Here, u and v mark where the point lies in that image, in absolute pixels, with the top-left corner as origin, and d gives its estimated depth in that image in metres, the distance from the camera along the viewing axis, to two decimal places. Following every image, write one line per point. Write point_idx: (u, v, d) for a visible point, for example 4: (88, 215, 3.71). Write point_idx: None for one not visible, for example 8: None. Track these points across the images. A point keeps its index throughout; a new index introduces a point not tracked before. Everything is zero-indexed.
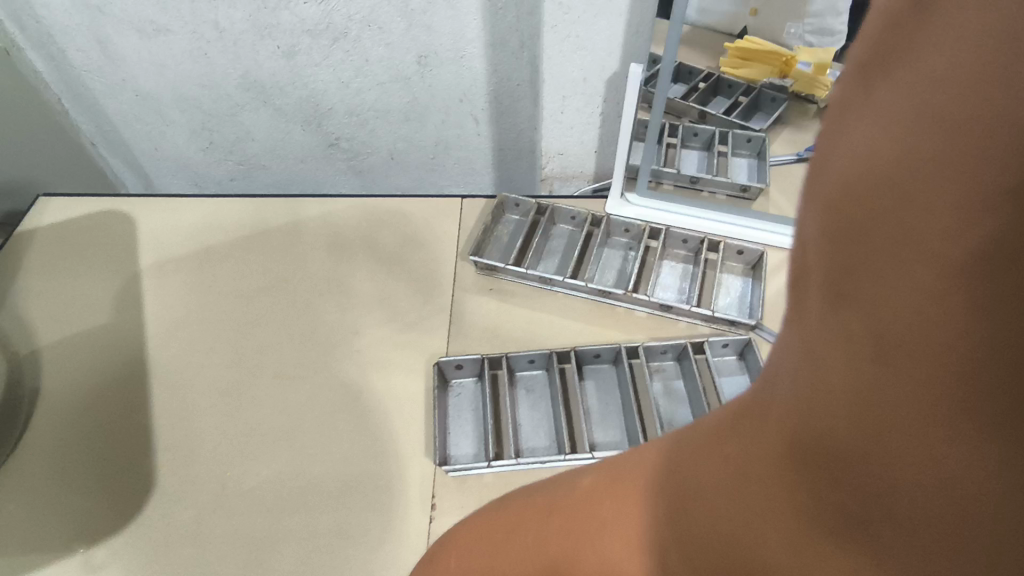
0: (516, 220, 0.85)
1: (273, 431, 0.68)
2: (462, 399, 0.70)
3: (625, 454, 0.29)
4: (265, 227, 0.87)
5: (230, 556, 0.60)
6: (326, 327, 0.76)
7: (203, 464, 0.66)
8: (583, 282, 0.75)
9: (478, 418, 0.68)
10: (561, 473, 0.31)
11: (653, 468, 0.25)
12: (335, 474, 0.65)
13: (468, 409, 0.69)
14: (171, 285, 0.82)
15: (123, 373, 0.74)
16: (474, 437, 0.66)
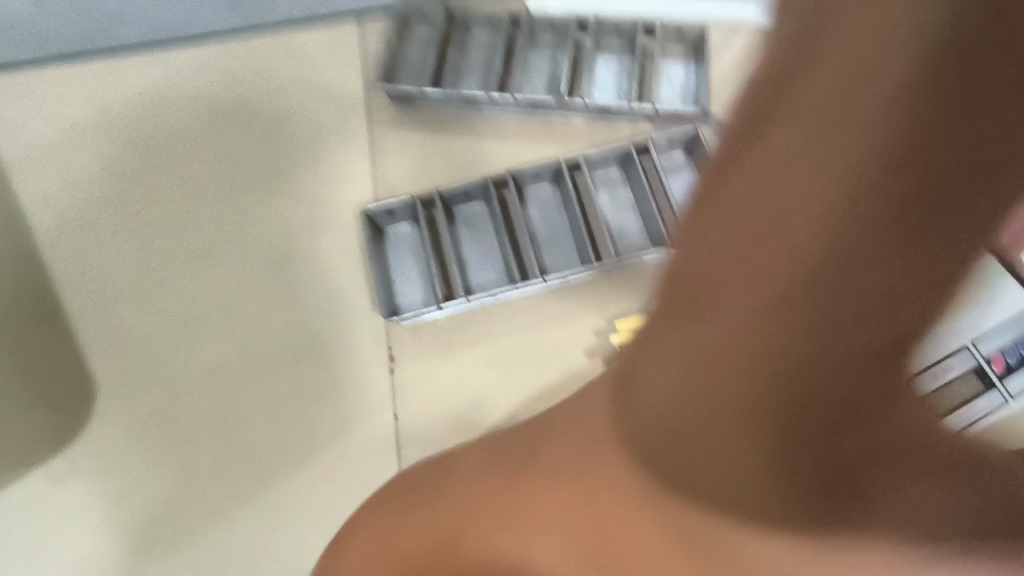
0: (425, 32, 0.73)
1: (209, 312, 0.64)
2: (399, 245, 0.64)
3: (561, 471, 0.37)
4: (131, 85, 0.73)
5: (200, 439, 0.60)
6: (237, 192, 0.68)
7: (142, 359, 0.62)
8: (512, 97, 0.68)
9: (419, 262, 0.63)
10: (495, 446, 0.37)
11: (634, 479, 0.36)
12: (287, 342, 0.62)
13: (408, 254, 0.64)
14: (38, 173, 0.69)
15: (17, 281, 0.65)
16: (422, 281, 0.63)
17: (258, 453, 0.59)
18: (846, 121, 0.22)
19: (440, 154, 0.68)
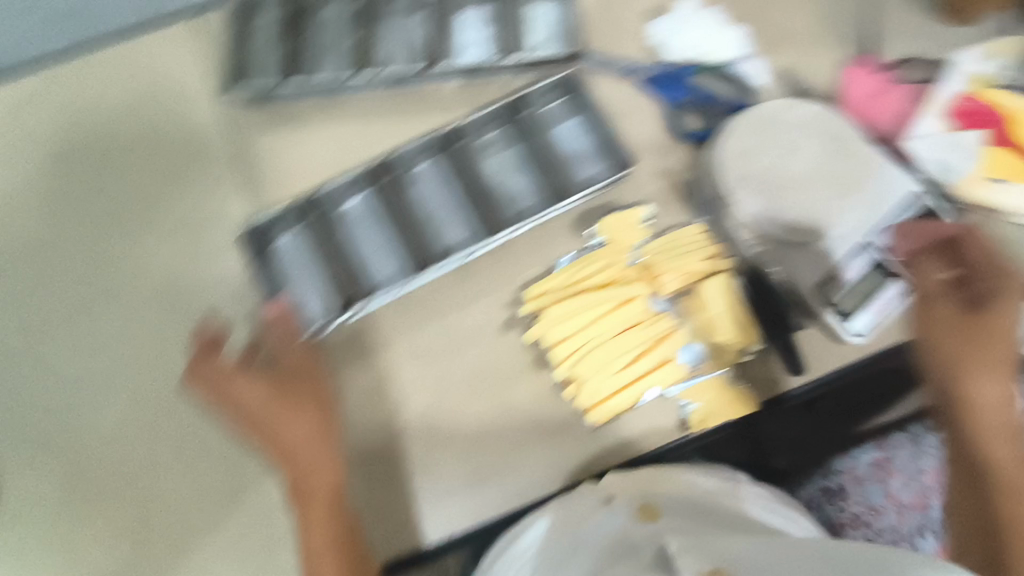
0: (272, 14, 0.67)
1: (98, 376, 0.59)
2: (275, 248, 0.61)
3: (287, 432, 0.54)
4: None
5: (118, 513, 0.56)
6: (95, 243, 0.62)
7: (35, 440, 0.57)
8: (374, 73, 0.65)
9: (298, 265, 0.60)
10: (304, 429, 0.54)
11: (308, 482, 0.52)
12: (186, 387, 0.58)
13: (286, 259, 0.61)
14: None
15: None
16: (310, 280, 0.60)
17: (182, 512, 0.56)
18: None
19: (310, 148, 0.65)
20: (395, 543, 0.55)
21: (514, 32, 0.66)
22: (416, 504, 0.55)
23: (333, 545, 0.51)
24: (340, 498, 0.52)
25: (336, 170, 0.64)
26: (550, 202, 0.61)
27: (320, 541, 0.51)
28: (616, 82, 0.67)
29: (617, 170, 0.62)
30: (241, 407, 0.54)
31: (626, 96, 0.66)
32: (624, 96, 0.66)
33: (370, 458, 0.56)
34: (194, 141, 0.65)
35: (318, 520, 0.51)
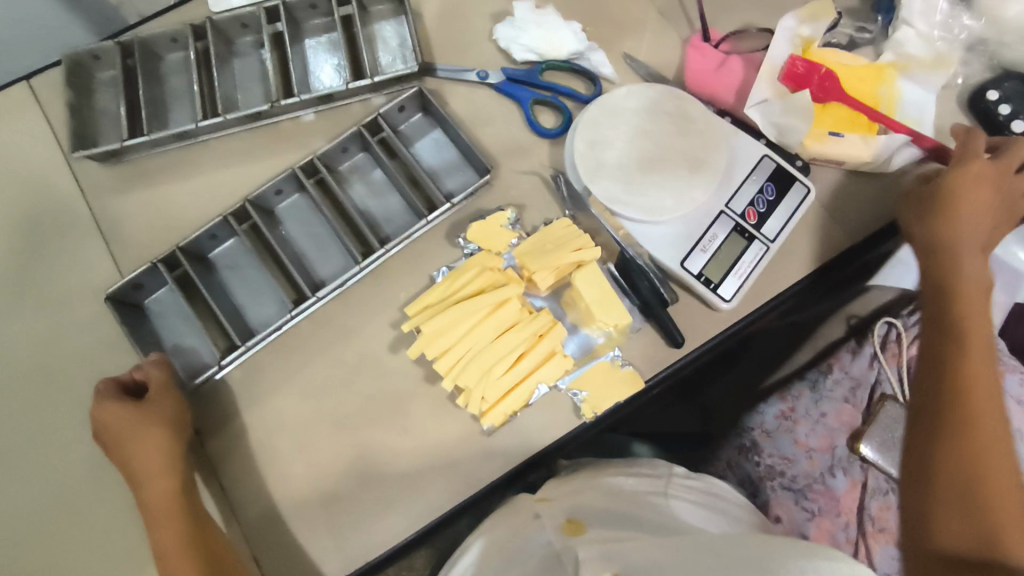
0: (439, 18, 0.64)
1: (72, 345, 0.57)
2: (352, 165, 0.61)
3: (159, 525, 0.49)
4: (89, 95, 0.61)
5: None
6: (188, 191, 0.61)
7: (64, 474, 0.54)
8: (530, 71, 0.61)
9: (316, 216, 0.60)
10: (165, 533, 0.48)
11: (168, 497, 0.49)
12: (291, 431, 0.54)
13: (296, 228, 0.60)
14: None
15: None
16: (334, 254, 0.58)
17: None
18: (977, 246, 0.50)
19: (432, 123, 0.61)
20: (435, 515, 0.51)
21: (678, 50, 0.63)
22: (486, 473, 0.52)
23: (175, 502, 0.49)
24: (199, 510, 0.50)
25: (429, 146, 0.62)
26: (721, 211, 0.56)
27: (165, 492, 0.49)
28: (790, 90, 0.58)
29: (800, 190, 0.56)
30: (148, 504, 0.49)
31: (798, 106, 0.58)
32: (796, 113, 0.58)
33: (433, 456, 0.53)
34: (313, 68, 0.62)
35: (158, 494, 0.49)
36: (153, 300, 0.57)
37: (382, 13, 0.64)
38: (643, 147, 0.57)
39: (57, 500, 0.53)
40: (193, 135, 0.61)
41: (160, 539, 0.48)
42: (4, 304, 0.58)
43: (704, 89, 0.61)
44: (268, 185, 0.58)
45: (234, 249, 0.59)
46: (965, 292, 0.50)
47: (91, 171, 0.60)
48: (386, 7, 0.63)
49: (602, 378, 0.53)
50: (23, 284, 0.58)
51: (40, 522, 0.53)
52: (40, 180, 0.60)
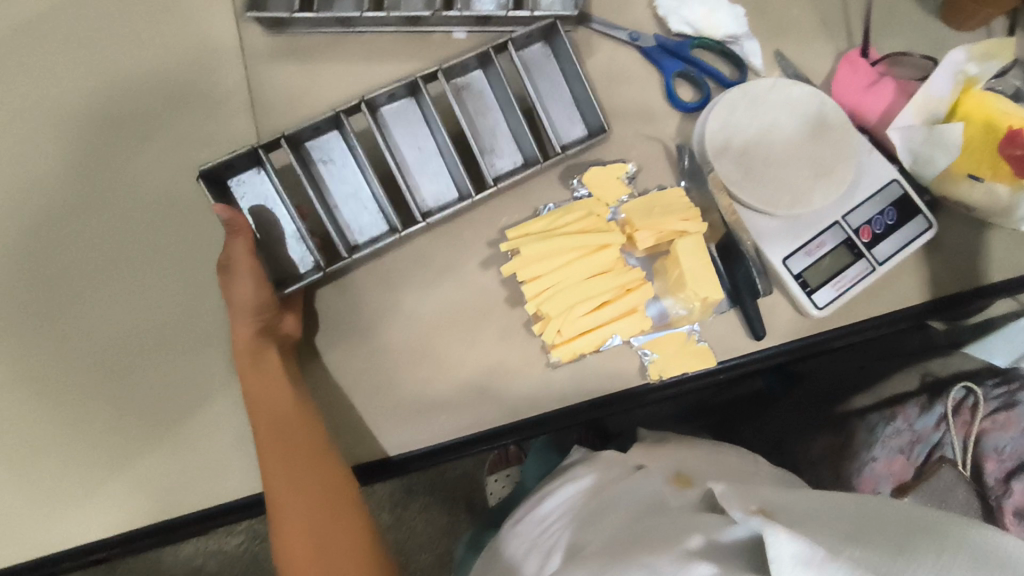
0: None
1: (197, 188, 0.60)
2: (476, 87, 0.59)
3: (264, 398, 0.52)
4: None
5: (136, 396, 0.55)
6: (338, 78, 0.64)
7: (160, 300, 0.57)
8: (681, 44, 0.62)
9: (427, 131, 0.59)
10: (274, 398, 0.52)
11: (254, 364, 0.53)
12: (377, 317, 0.56)
13: (402, 138, 0.59)
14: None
15: (136, 104, 0.62)
16: (437, 176, 0.59)
17: (213, 425, 0.55)
18: None
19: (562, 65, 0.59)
20: (486, 428, 0.54)
21: (831, 61, 0.63)
22: (548, 403, 0.54)
23: (256, 342, 0.53)
24: (266, 355, 0.53)
25: (555, 90, 0.60)
26: (836, 221, 0.55)
27: (247, 334, 0.53)
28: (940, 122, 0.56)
29: (922, 223, 0.55)
30: (244, 371, 0.53)
31: (945, 139, 0.55)
32: (940, 147, 0.55)
33: (494, 375, 0.55)
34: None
35: (244, 340, 0.53)
36: (240, 185, 0.55)
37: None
38: (775, 141, 0.56)
39: (150, 322, 0.57)
40: (353, 24, 0.63)
41: (239, 368, 0.53)
42: (143, 130, 0.61)
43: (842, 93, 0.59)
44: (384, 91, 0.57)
45: (339, 146, 0.57)
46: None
47: (252, 33, 0.63)
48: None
49: (674, 346, 0.54)
50: (164, 117, 0.62)
51: (130, 338, 0.56)
52: (203, 27, 0.64)
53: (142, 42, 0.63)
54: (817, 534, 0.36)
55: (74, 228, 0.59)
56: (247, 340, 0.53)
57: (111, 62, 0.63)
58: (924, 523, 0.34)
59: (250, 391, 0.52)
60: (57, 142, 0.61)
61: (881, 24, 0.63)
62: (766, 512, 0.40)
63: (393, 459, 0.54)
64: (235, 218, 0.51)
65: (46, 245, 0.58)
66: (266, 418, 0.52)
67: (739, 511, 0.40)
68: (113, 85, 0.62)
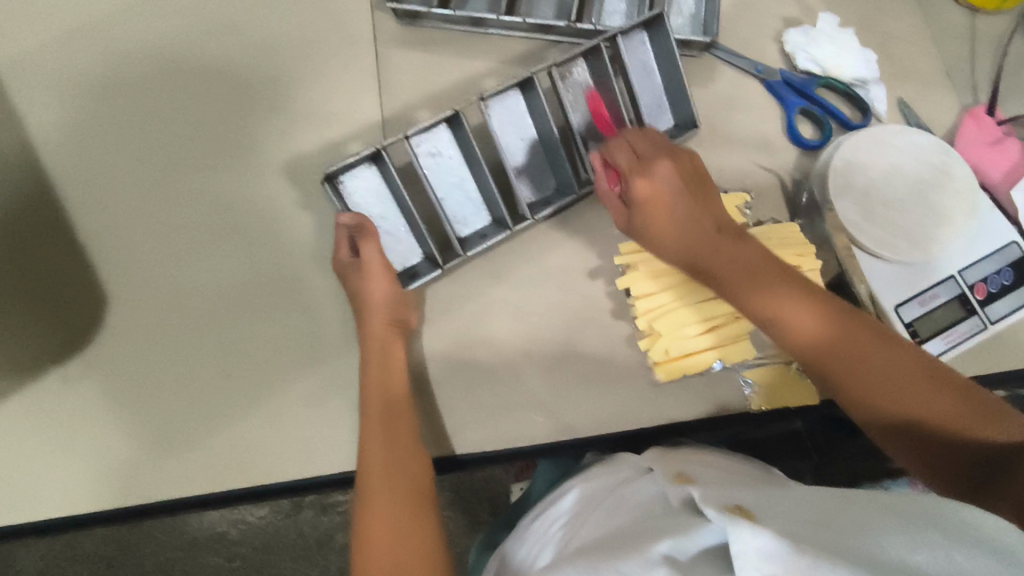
0: (735, 5, 0.66)
1: (314, 165, 0.62)
2: (575, 75, 0.58)
3: (383, 380, 0.51)
4: None
5: (235, 358, 0.56)
6: (461, 73, 0.65)
7: (267, 270, 0.58)
8: (805, 82, 0.62)
9: (530, 121, 0.59)
10: (395, 380, 0.51)
11: (380, 345, 0.52)
12: (478, 311, 0.57)
13: (506, 128, 0.58)
14: None
15: (264, 78, 0.64)
16: (537, 167, 0.60)
17: (307, 396, 0.55)
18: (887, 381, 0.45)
19: (659, 57, 0.59)
20: (576, 434, 0.54)
21: (956, 114, 0.62)
22: (642, 418, 0.54)
23: (388, 330, 0.52)
24: (394, 347, 0.52)
25: (646, 78, 0.60)
26: (951, 275, 0.56)
27: (377, 324, 0.52)
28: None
29: None
30: (371, 353, 0.52)
31: None
32: None
33: (589, 384, 0.55)
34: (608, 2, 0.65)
35: (376, 323, 0.52)
36: (352, 182, 0.55)
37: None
38: (897, 186, 0.56)
39: (257, 289, 0.58)
40: (486, 25, 0.65)
41: (366, 351, 0.52)
42: (270, 101, 0.63)
43: (892, 135, 0.57)
44: (499, 84, 0.55)
45: (448, 139, 0.57)
46: (769, 290, 0.48)
47: (385, 23, 0.65)
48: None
49: (776, 378, 0.54)
50: (288, 92, 0.64)
51: (235, 302, 0.58)
52: (337, 10, 0.66)
53: (275, 18, 0.65)
54: (786, 522, 0.35)
55: (195, 186, 0.61)
56: (380, 320, 0.52)
57: (246, 33, 0.65)
58: (899, 506, 0.34)
59: (371, 375, 0.51)
60: (187, 102, 0.63)
61: (1006, 88, 0.63)
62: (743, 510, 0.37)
63: (457, 457, 0.53)
64: (361, 223, 0.53)
65: (168, 199, 0.60)
66: (378, 410, 0.50)
67: (709, 509, 0.37)
68: (245, 54, 0.64)
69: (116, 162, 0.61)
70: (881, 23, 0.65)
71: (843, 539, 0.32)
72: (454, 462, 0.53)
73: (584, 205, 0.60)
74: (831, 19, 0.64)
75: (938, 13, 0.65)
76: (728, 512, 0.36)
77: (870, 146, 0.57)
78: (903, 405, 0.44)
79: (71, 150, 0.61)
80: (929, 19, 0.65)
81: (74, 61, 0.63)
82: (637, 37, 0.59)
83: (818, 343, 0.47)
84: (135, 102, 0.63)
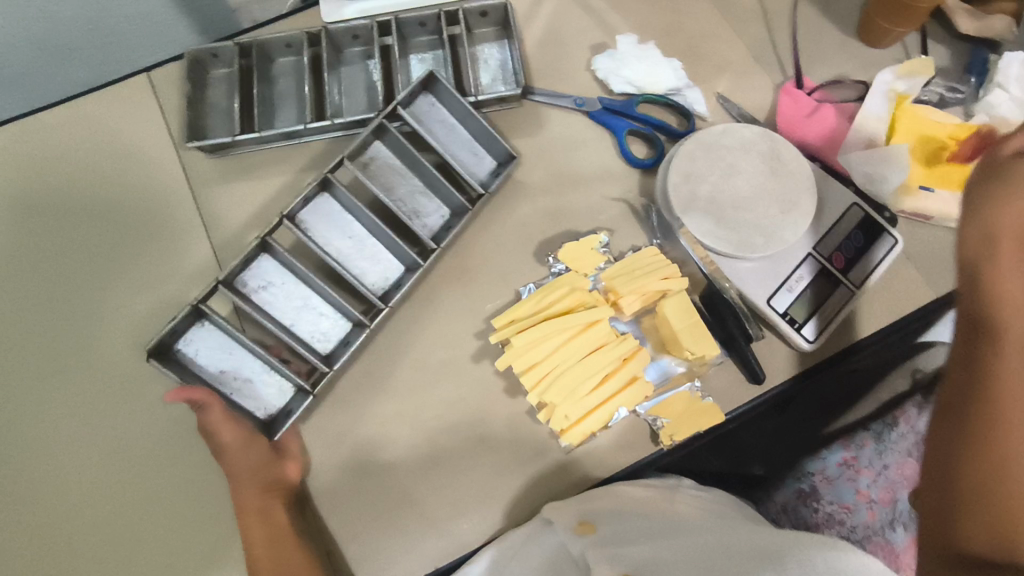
0: (542, 48, 0.66)
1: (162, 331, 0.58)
2: (378, 160, 0.59)
3: (263, 549, 0.49)
4: (196, 95, 0.63)
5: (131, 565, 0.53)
6: (290, 191, 0.62)
7: (142, 461, 0.55)
8: (624, 104, 0.63)
9: (350, 218, 0.58)
10: (281, 534, 0.50)
11: (255, 510, 0.50)
12: (372, 435, 0.54)
13: (329, 233, 0.57)
14: (99, 140, 0.62)
15: (82, 258, 0.60)
16: (377, 256, 0.58)
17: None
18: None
19: (453, 112, 0.60)
20: (506, 526, 0.53)
21: (772, 94, 0.64)
22: (561, 488, 0.53)
23: (264, 496, 0.50)
24: (275, 506, 0.51)
25: (450, 134, 0.60)
26: (809, 253, 0.57)
27: (252, 491, 0.51)
28: (885, 141, 0.60)
29: (888, 240, 0.57)
30: (246, 524, 0.50)
31: (895, 157, 0.58)
32: (892, 164, 0.58)
33: (502, 472, 0.54)
34: (416, 77, 0.65)
35: (246, 495, 0.51)
36: (190, 346, 0.52)
37: (486, 35, 0.66)
38: (736, 182, 0.57)
39: (137, 485, 0.54)
40: (299, 136, 0.62)
41: (248, 525, 0.50)
42: (97, 279, 0.59)
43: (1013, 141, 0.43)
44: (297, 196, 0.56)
45: (273, 267, 0.55)
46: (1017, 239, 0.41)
47: (196, 162, 0.62)
48: (488, 30, 0.66)
49: (680, 407, 0.54)
50: (112, 264, 0.60)
51: (114, 505, 0.54)
52: (141, 162, 0.62)
53: (78, 191, 0.61)
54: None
55: (41, 394, 0.56)
56: (250, 490, 0.51)
57: (51, 214, 0.61)
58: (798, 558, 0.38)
59: (258, 549, 0.50)
60: (7, 307, 0.58)
61: (811, 55, 0.65)
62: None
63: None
64: (190, 396, 0.49)
65: (13, 418, 0.56)
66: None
67: None
68: (57, 238, 0.60)
69: None
70: (681, 28, 0.66)
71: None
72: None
73: (451, 288, 0.59)
74: (632, 37, 0.65)
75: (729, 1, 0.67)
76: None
77: (699, 143, 0.58)
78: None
79: None
80: (723, 9, 0.67)
81: None
82: (426, 101, 0.60)
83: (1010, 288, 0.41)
84: None
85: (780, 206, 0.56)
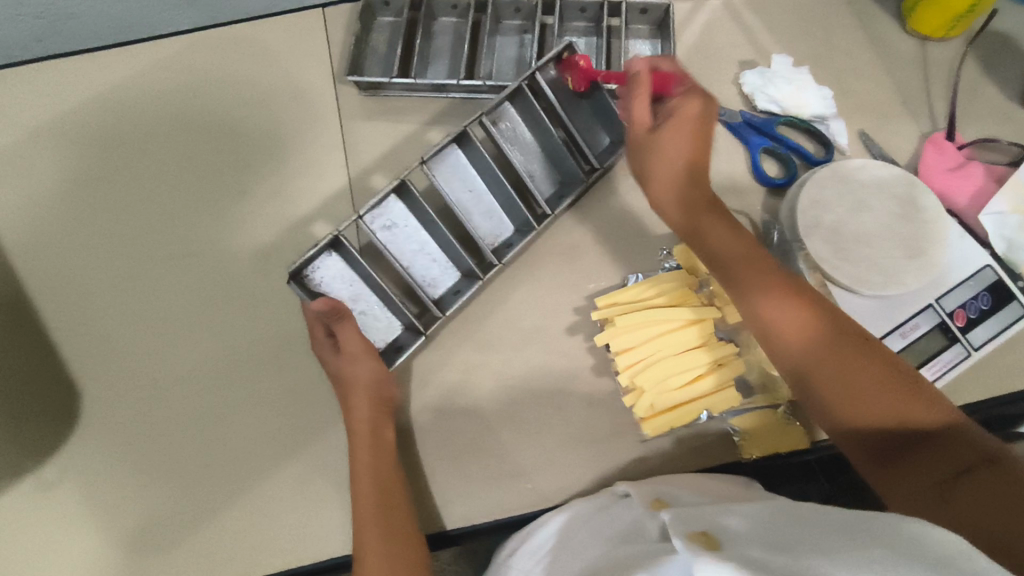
0: (693, 52, 0.67)
1: (288, 240, 0.62)
2: (506, 119, 0.60)
3: (366, 459, 0.50)
4: (363, 35, 0.67)
5: (217, 443, 0.56)
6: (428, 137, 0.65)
7: (248, 352, 0.59)
8: (765, 122, 0.63)
9: (474, 172, 0.59)
10: (385, 446, 0.51)
11: (365, 419, 0.52)
12: (462, 378, 0.56)
13: (452, 183, 0.58)
14: (267, 60, 0.67)
15: (231, 161, 0.65)
16: (491, 211, 0.60)
17: (294, 478, 0.55)
18: (830, 323, 0.46)
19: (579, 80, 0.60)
20: (573, 494, 0.53)
21: (917, 141, 0.63)
22: (633, 473, 0.54)
23: (377, 412, 0.52)
24: (385, 428, 0.52)
25: (577, 109, 0.61)
26: (930, 304, 0.56)
27: (365, 406, 0.52)
28: None
29: (1017, 309, 0.55)
30: (352, 430, 0.52)
31: None
32: None
33: (576, 442, 0.54)
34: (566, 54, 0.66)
35: (361, 404, 0.52)
36: (320, 273, 0.54)
37: (639, 32, 0.68)
38: (867, 222, 0.56)
39: (239, 373, 0.58)
40: (447, 90, 0.66)
41: (355, 436, 0.51)
42: (239, 181, 0.64)
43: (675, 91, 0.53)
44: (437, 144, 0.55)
45: (401, 209, 0.56)
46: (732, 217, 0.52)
47: (350, 94, 0.66)
48: (643, 28, 0.68)
49: (763, 424, 0.54)
50: (255, 171, 0.64)
51: (215, 387, 0.58)
52: (300, 86, 0.67)
53: (239, 100, 0.66)
54: (753, 551, 0.35)
55: (175, 273, 0.61)
56: (365, 403, 0.52)
57: (213, 116, 0.66)
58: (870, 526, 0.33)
59: (358, 461, 0.51)
60: (158, 190, 0.64)
61: (963, 110, 0.64)
62: (708, 536, 0.38)
63: (448, 532, 0.52)
64: (335, 307, 0.52)
65: (145, 288, 0.61)
66: (369, 488, 0.49)
67: (676, 541, 0.37)
68: (213, 141, 0.65)
69: (88, 257, 0.62)
70: (837, 62, 0.66)
71: (791, 559, 0.33)
72: (443, 537, 0.53)
73: (561, 259, 0.60)
74: (786, 59, 0.66)
75: (888, 45, 0.67)
76: (692, 542, 0.37)
77: (833, 176, 0.57)
78: (877, 350, 0.45)
79: (47, 251, 0.62)
80: (881, 51, 0.67)
81: (46, 160, 0.64)
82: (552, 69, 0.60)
83: (743, 232, 0.51)
84: (108, 194, 0.64)
85: (914, 254, 0.55)
